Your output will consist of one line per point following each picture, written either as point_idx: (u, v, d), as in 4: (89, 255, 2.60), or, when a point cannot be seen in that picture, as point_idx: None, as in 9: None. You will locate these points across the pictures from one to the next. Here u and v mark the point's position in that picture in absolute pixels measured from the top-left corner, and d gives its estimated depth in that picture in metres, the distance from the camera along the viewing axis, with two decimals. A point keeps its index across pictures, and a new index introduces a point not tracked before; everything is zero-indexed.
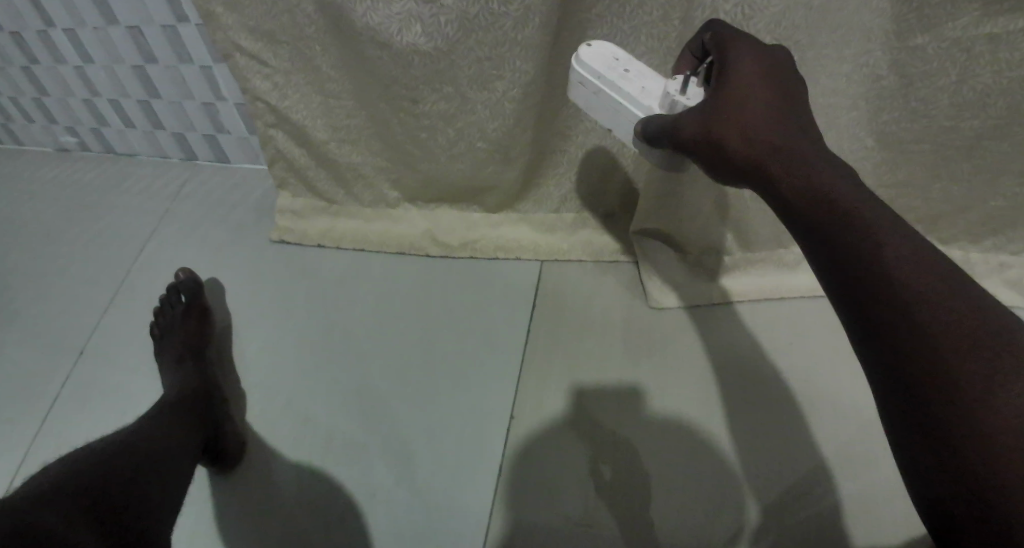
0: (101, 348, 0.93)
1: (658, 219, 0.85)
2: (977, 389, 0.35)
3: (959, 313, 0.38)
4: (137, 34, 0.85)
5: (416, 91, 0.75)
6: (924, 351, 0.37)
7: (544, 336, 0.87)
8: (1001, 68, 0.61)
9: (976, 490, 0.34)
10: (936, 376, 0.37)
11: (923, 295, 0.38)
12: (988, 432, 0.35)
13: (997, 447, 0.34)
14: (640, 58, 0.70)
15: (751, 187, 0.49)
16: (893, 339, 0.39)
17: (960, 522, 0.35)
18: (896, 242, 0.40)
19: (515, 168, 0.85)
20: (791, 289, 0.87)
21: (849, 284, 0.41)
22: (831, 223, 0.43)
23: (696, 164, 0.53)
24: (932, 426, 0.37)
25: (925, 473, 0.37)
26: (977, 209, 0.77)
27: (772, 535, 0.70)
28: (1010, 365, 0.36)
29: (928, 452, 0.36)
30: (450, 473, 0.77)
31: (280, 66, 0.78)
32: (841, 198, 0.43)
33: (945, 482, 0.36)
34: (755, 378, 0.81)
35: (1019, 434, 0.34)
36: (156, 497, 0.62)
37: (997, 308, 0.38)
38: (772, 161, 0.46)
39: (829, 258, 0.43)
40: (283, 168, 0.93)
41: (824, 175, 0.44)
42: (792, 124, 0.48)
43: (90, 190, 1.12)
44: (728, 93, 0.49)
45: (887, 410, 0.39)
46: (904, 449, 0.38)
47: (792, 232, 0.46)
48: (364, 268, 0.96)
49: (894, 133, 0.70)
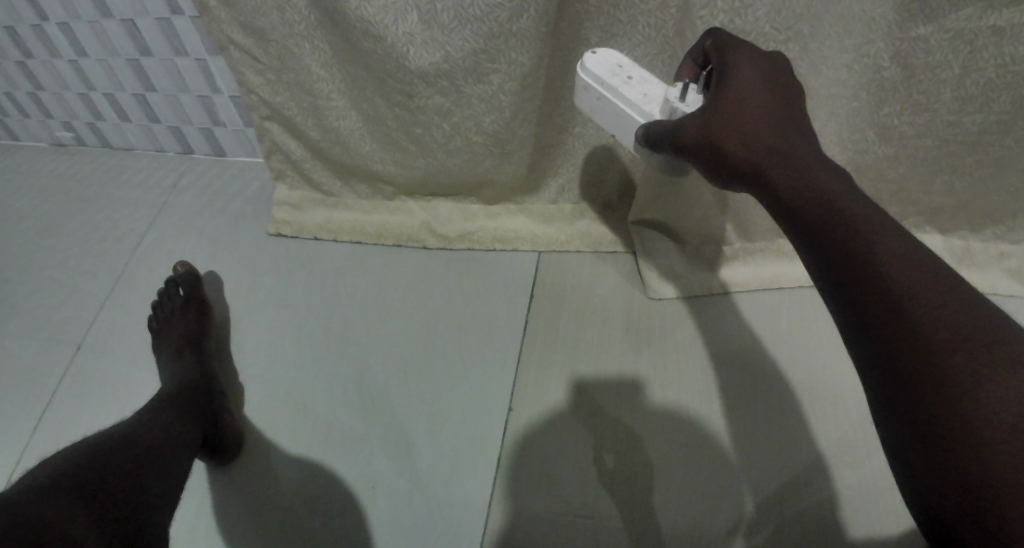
0: (98, 341, 0.92)
1: (658, 210, 0.86)
2: (978, 396, 0.37)
3: (955, 316, 0.39)
4: (131, 26, 0.86)
5: (411, 85, 0.75)
6: (922, 356, 0.38)
7: (543, 326, 0.87)
8: (1007, 62, 0.63)
9: (974, 490, 0.36)
10: (934, 381, 0.38)
11: (921, 298, 0.39)
12: (985, 434, 0.36)
13: (992, 447, 0.36)
14: (637, 46, 0.71)
15: (748, 189, 0.49)
16: (892, 344, 0.40)
17: (955, 518, 0.37)
18: (892, 244, 0.41)
19: (515, 161, 0.86)
20: (788, 279, 0.88)
21: (848, 287, 0.42)
22: (830, 225, 0.43)
23: (693, 164, 0.53)
24: (931, 429, 0.38)
25: (924, 473, 0.38)
26: (975, 201, 0.79)
27: (771, 527, 0.70)
28: (1004, 365, 0.37)
29: (928, 454, 0.38)
30: (450, 464, 0.77)
31: (272, 62, 0.79)
32: (838, 199, 0.44)
33: (943, 483, 0.37)
34: (754, 368, 0.81)
35: (1016, 434, 0.35)
36: (156, 486, 0.62)
37: (989, 307, 0.40)
38: (770, 163, 0.46)
39: (824, 259, 0.43)
40: (280, 160, 0.94)
41: (822, 176, 0.45)
42: (789, 124, 0.48)
43: (89, 185, 1.12)
44: (727, 98, 0.50)
45: (886, 411, 0.40)
46: (901, 449, 0.40)
47: (789, 233, 0.47)
48: (364, 260, 0.97)
49: (895, 126, 0.71)
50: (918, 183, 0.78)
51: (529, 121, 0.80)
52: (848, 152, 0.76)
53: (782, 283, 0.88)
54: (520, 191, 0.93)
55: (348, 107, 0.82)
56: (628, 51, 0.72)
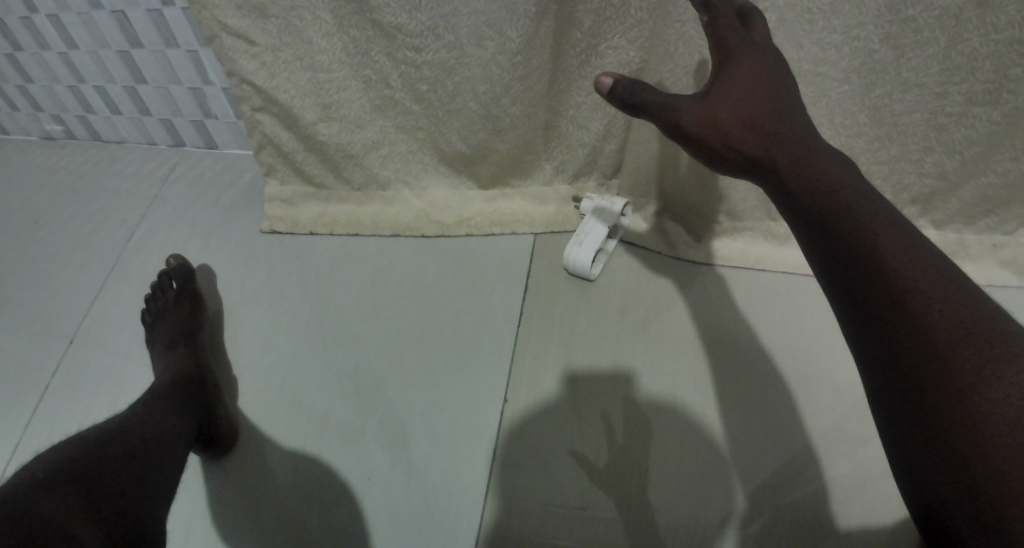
0: (90, 335, 0.92)
1: (647, 177, 0.88)
2: (968, 373, 0.43)
3: (944, 302, 0.45)
4: (121, 17, 0.86)
5: (421, 37, 0.74)
6: (913, 338, 0.45)
7: (539, 317, 0.87)
8: (989, 31, 0.63)
9: (956, 453, 0.43)
10: (923, 362, 0.45)
11: (914, 286, 0.46)
12: (964, 405, 0.43)
13: (971, 416, 0.43)
14: (630, 28, 0.71)
15: (756, 180, 0.55)
16: (883, 328, 0.46)
17: (938, 478, 0.43)
18: (889, 237, 0.47)
19: (509, 140, 0.86)
20: (775, 263, 0.88)
21: (850, 276, 0.47)
22: (835, 216, 0.49)
23: (695, 154, 0.56)
24: (917, 403, 0.45)
25: (904, 439, 0.45)
26: (968, 185, 0.78)
27: (762, 517, 0.70)
28: (984, 342, 0.44)
29: (912, 423, 0.45)
30: (445, 456, 0.77)
31: (266, 44, 0.78)
32: (842, 192, 0.49)
33: (923, 446, 0.44)
34: (747, 357, 0.81)
35: (993, 405, 0.42)
36: (151, 479, 0.61)
37: (973, 290, 0.46)
38: (780, 157, 0.52)
39: (832, 253, 0.48)
40: (271, 153, 0.92)
41: (827, 170, 0.50)
42: (791, 118, 0.53)
43: (80, 177, 1.12)
44: (734, 93, 0.54)
45: (875, 386, 0.47)
46: (888, 419, 0.47)
47: (792, 224, 0.52)
48: (358, 253, 0.96)
49: (888, 106, 0.71)
50: (911, 163, 0.77)
51: (521, 100, 0.80)
52: (841, 137, 0.76)
53: (772, 266, 0.88)
54: (517, 172, 0.92)
55: (346, 83, 0.82)
56: (621, 33, 0.72)
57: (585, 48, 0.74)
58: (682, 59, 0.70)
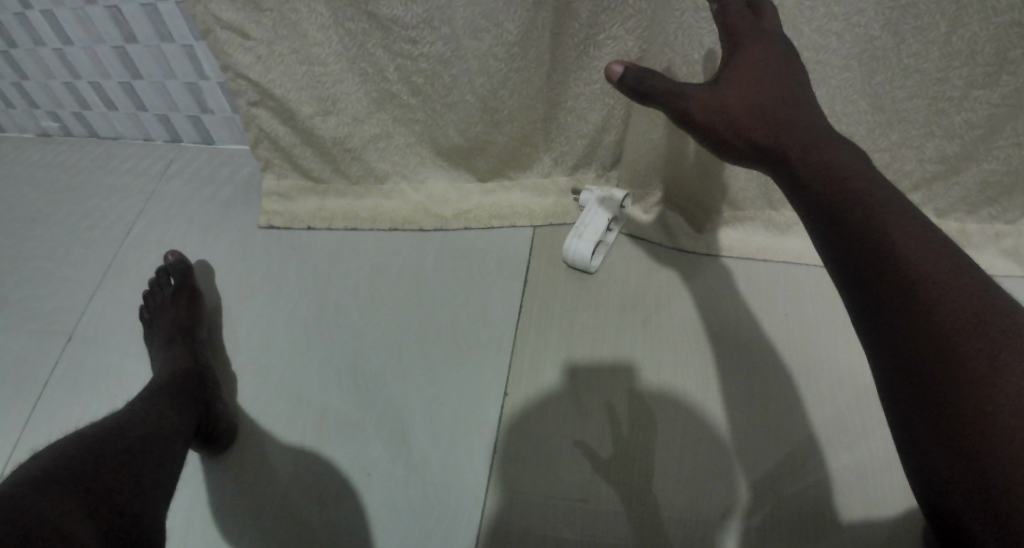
0: (88, 332, 0.91)
1: (647, 167, 0.87)
2: (980, 363, 0.43)
3: (954, 290, 0.45)
4: (116, 12, 0.85)
5: (417, 30, 0.74)
6: (922, 326, 0.45)
7: (538, 309, 0.87)
8: (990, 15, 0.62)
9: (966, 444, 0.42)
10: (932, 349, 0.44)
11: (926, 274, 0.45)
12: (976, 394, 0.42)
13: (983, 406, 0.42)
14: (629, 17, 0.71)
15: (765, 168, 0.54)
16: (892, 316, 0.46)
17: (947, 470, 0.43)
18: (900, 224, 0.47)
19: (507, 132, 0.86)
20: (776, 253, 0.87)
21: (861, 265, 0.47)
22: (846, 204, 0.48)
23: (703, 141, 0.56)
24: (927, 392, 0.44)
25: (914, 430, 0.45)
26: (969, 172, 0.78)
27: (764, 511, 0.70)
28: (997, 332, 0.44)
29: (921, 412, 0.44)
30: (445, 448, 0.77)
31: (261, 38, 0.78)
32: (853, 179, 0.49)
33: (933, 437, 0.44)
34: (748, 347, 0.81)
35: (1006, 396, 0.42)
36: (149, 478, 0.60)
37: (980, 276, 0.46)
38: (790, 144, 0.51)
39: (842, 241, 0.48)
40: (268, 148, 0.92)
41: (838, 158, 0.50)
42: (801, 106, 0.53)
43: (77, 174, 1.11)
44: (744, 80, 0.53)
45: (883, 375, 0.47)
46: (896, 409, 0.46)
47: (801, 213, 0.52)
48: (356, 247, 0.96)
49: (887, 93, 0.71)
50: (911, 150, 0.77)
51: (519, 92, 0.80)
52: (842, 125, 0.76)
53: (772, 255, 0.87)
54: (515, 164, 0.92)
55: (343, 76, 0.81)
56: (619, 23, 0.72)
57: (583, 39, 0.74)
58: (681, 46, 0.69)
